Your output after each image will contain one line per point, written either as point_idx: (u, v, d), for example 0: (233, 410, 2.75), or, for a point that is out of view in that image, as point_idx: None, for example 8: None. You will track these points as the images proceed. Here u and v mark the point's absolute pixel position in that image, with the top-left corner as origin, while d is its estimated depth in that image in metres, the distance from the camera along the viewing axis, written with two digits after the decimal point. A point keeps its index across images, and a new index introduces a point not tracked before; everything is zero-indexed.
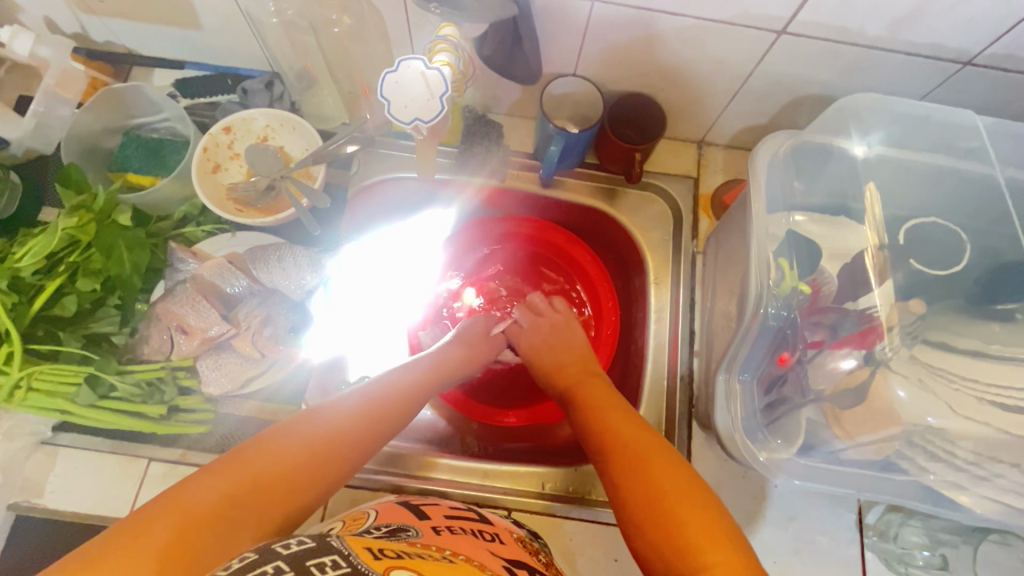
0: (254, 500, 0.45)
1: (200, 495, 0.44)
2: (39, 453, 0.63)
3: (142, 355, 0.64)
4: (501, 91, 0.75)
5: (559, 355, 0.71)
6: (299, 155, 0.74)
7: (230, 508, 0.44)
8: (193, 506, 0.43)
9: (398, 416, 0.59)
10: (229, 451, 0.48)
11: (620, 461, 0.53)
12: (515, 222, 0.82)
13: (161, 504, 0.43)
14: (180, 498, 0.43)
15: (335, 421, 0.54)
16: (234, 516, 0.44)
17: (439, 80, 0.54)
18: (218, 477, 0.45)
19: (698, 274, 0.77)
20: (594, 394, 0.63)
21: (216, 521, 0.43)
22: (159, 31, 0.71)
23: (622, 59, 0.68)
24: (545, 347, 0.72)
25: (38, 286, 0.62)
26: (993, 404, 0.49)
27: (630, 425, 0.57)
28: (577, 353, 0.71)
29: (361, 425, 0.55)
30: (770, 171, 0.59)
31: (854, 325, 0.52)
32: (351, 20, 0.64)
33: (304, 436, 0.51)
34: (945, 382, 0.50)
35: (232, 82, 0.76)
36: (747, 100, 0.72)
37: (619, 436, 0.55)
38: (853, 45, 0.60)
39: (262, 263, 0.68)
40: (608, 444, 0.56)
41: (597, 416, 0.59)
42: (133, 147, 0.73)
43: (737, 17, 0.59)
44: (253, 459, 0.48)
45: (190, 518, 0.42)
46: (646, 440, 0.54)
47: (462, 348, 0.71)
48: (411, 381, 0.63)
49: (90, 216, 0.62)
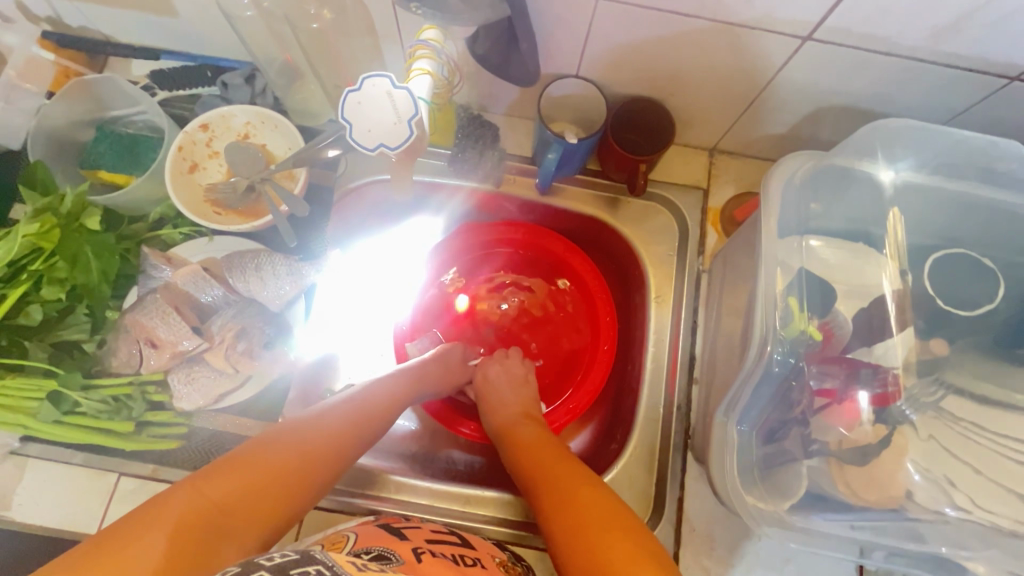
0: (239, 510, 0.44)
1: (185, 503, 0.42)
2: (7, 463, 0.61)
3: (111, 366, 0.63)
4: (497, 91, 0.69)
5: (509, 397, 0.69)
6: (282, 154, 0.70)
7: (214, 517, 0.43)
8: (177, 514, 0.41)
9: (379, 423, 0.58)
10: (215, 460, 0.47)
11: (555, 500, 0.54)
12: (511, 227, 0.76)
13: (142, 513, 0.41)
14: (163, 506, 0.42)
15: (320, 428, 0.53)
16: (219, 526, 0.42)
17: (407, 100, 0.50)
18: (202, 485, 0.44)
19: (703, 294, 0.72)
20: (529, 433, 0.64)
21: (203, 529, 0.41)
22: (132, 18, 0.66)
23: (629, 61, 0.62)
24: (495, 381, 0.70)
25: (1, 294, 0.58)
26: (1009, 459, 0.48)
27: (565, 464, 0.58)
28: (524, 397, 0.69)
29: (345, 434, 0.54)
30: (784, 197, 0.52)
31: (872, 384, 0.49)
32: (333, 13, 0.59)
33: (287, 445, 0.50)
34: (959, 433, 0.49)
35: (211, 75, 0.72)
36: (764, 108, 0.66)
37: (551, 477, 0.56)
38: (888, 54, 0.54)
39: (239, 271, 0.65)
40: (541, 484, 0.56)
41: (532, 455, 0.60)
42: (106, 144, 0.70)
43: (759, 21, 0.53)
44: (239, 468, 0.47)
45: (177, 527, 0.41)
46: (577, 478, 0.55)
47: (436, 359, 0.69)
48: (393, 389, 0.62)
49: (55, 221, 0.59)
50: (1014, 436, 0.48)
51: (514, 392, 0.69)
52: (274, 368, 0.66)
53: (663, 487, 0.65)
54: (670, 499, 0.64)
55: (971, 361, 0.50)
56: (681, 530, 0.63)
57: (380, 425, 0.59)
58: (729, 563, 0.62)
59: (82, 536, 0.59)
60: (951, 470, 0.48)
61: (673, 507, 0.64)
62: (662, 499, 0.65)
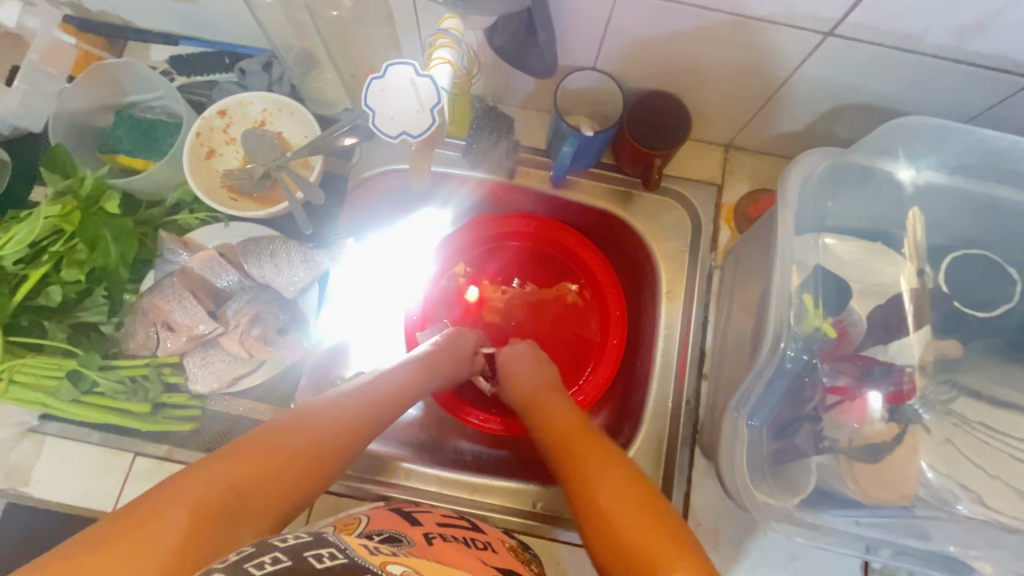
0: (251, 495, 0.46)
1: (206, 484, 0.44)
2: (26, 441, 0.62)
3: (128, 349, 0.64)
4: (513, 84, 0.69)
5: (524, 374, 0.68)
6: (297, 142, 0.70)
7: (228, 502, 0.44)
8: (193, 498, 0.43)
9: (387, 414, 0.59)
10: (231, 444, 0.48)
11: (584, 473, 0.54)
12: (522, 218, 0.77)
13: (160, 494, 0.43)
14: (180, 488, 0.43)
15: (329, 417, 0.53)
16: (233, 512, 0.44)
17: (430, 88, 0.50)
18: (217, 469, 0.46)
19: (715, 289, 0.71)
20: (558, 410, 0.63)
21: (219, 512, 0.43)
22: (152, 3, 0.67)
23: (648, 55, 0.61)
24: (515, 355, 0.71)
25: (21, 275, 0.60)
26: (1016, 459, 0.48)
27: (597, 443, 0.57)
28: (534, 371, 0.69)
29: (351, 424, 0.55)
30: (801, 194, 0.52)
31: (886, 384, 0.49)
32: (352, 2, 0.59)
33: (298, 433, 0.51)
34: (963, 431, 0.49)
35: (229, 61, 0.72)
36: (782, 105, 0.65)
37: (581, 454, 0.55)
38: (911, 52, 0.53)
39: (254, 256, 0.65)
40: (567, 456, 0.56)
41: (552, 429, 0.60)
42: (124, 128, 0.70)
43: (780, 15, 0.52)
44: (253, 454, 0.48)
45: (195, 510, 0.42)
46: (609, 459, 0.54)
47: (441, 349, 0.68)
48: (402, 381, 0.62)
49: (75, 203, 0.60)
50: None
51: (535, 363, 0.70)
52: (287, 353, 0.66)
53: (670, 482, 0.65)
54: (676, 493, 0.65)
55: (984, 362, 0.50)
56: (687, 524, 0.64)
57: (389, 416, 0.59)
58: (734, 559, 0.62)
59: (98, 513, 0.61)
60: (960, 470, 0.48)
61: (680, 501, 0.65)
62: (669, 493, 0.65)
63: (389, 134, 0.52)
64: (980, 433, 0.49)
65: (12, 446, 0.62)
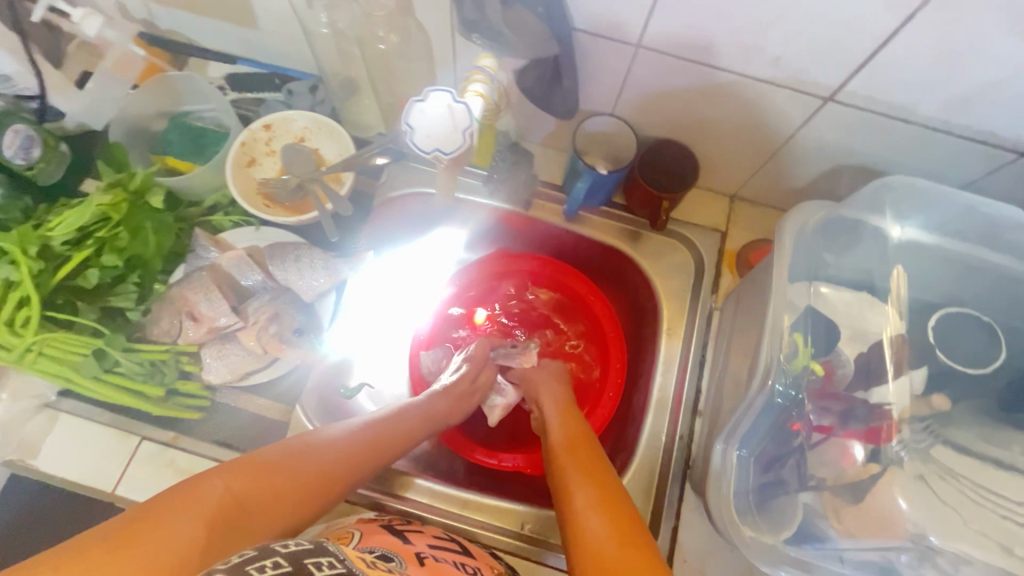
0: (255, 508, 0.48)
1: (218, 493, 0.46)
2: (41, 415, 0.64)
3: (151, 335, 0.66)
4: (536, 123, 0.75)
5: (550, 387, 0.72)
6: (333, 159, 0.76)
7: (234, 511, 0.46)
8: (204, 506, 0.44)
9: (398, 447, 0.61)
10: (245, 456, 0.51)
11: (575, 501, 0.55)
12: (541, 260, 0.81)
13: (176, 497, 0.44)
14: (194, 493, 0.45)
15: (343, 443, 0.56)
16: (236, 522, 0.46)
17: (464, 112, 0.56)
18: (229, 479, 0.48)
19: (714, 330, 0.74)
20: (572, 437, 0.63)
21: (227, 521, 0.45)
22: (217, 26, 0.74)
23: (661, 107, 0.67)
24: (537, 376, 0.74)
25: (65, 255, 0.63)
26: (1007, 520, 0.47)
27: (600, 474, 0.57)
28: (563, 388, 0.72)
29: (360, 453, 0.57)
30: (798, 243, 0.55)
31: (863, 420, 0.51)
32: (398, 38, 0.65)
33: (310, 458, 0.53)
34: (961, 491, 0.49)
35: (279, 82, 0.79)
36: (784, 161, 0.70)
37: (574, 486, 0.56)
38: (905, 121, 0.58)
39: (279, 259, 0.69)
40: (569, 481, 0.57)
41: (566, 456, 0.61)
42: (177, 133, 0.76)
43: (784, 79, 0.58)
44: (262, 470, 0.50)
45: (205, 516, 0.44)
46: (604, 492, 0.55)
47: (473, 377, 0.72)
48: (420, 415, 0.64)
49: (125, 195, 0.66)
50: (1016, 499, 0.48)
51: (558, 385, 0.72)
52: (301, 353, 0.68)
53: (658, 515, 0.66)
54: (663, 527, 0.65)
55: (971, 417, 0.52)
56: (673, 560, 0.64)
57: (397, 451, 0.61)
58: None
59: (98, 492, 0.62)
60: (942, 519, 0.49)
61: (667, 535, 0.65)
62: (656, 527, 0.66)
63: (425, 151, 0.57)
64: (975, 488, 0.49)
65: (27, 419, 0.64)
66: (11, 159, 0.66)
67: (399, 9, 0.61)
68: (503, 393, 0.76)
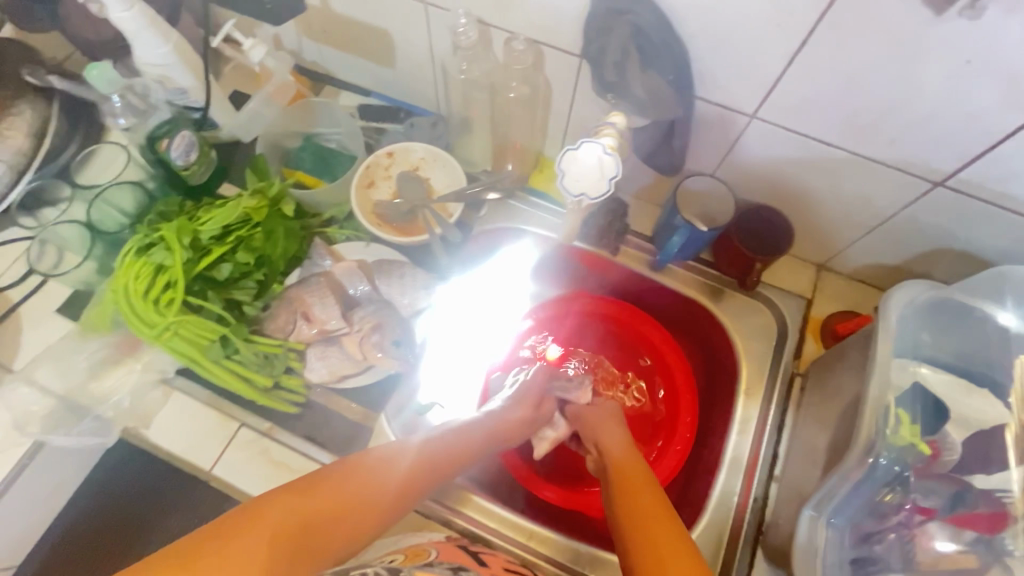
0: (321, 531, 0.45)
1: (285, 513, 0.44)
2: (158, 389, 0.70)
3: (267, 329, 0.72)
4: (636, 176, 0.79)
5: (610, 436, 0.70)
6: (440, 189, 0.82)
7: (301, 533, 0.44)
8: (273, 527, 0.42)
9: (456, 466, 0.60)
10: (305, 475, 0.49)
11: (642, 543, 0.53)
12: (620, 306, 0.84)
13: (245, 515, 0.42)
14: (262, 513, 0.42)
15: (402, 461, 0.55)
16: (304, 547, 0.43)
17: (613, 163, 0.59)
18: (296, 500, 0.45)
19: (794, 397, 0.74)
20: (639, 480, 0.62)
21: (296, 540, 0.43)
22: (359, 63, 0.83)
23: (763, 174, 0.70)
24: (591, 419, 0.73)
25: (207, 248, 0.71)
26: None
27: (665, 518, 0.55)
28: (624, 434, 0.71)
29: (422, 470, 0.56)
30: (902, 320, 0.56)
31: (984, 505, 0.49)
32: (526, 88, 0.72)
33: (370, 477, 0.51)
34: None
35: (403, 116, 0.86)
36: (881, 238, 0.71)
37: (655, 534, 0.53)
38: (1017, 214, 0.59)
39: (387, 275, 0.75)
40: (629, 518, 0.57)
41: (633, 498, 0.59)
42: (308, 152, 0.85)
43: (896, 161, 0.60)
44: (327, 486, 0.48)
45: (275, 534, 0.42)
46: (676, 542, 0.52)
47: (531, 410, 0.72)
48: (480, 434, 0.65)
49: (265, 201, 0.74)
50: None
51: (618, 432, 0.71)
52: (398, 364, 0.72)
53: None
54: None
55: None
56: None
57: (452, 470, 0.60)
58: None
59: (197, 469, 0.68)
60: None
61: None
62: None
63: (570, 192, 0.61)
64: None
65: (147, 392, 0.69)
66: (173, 159, 0.75)
67: (533, 64, 0.67)
68: (554, 426, 0.77)
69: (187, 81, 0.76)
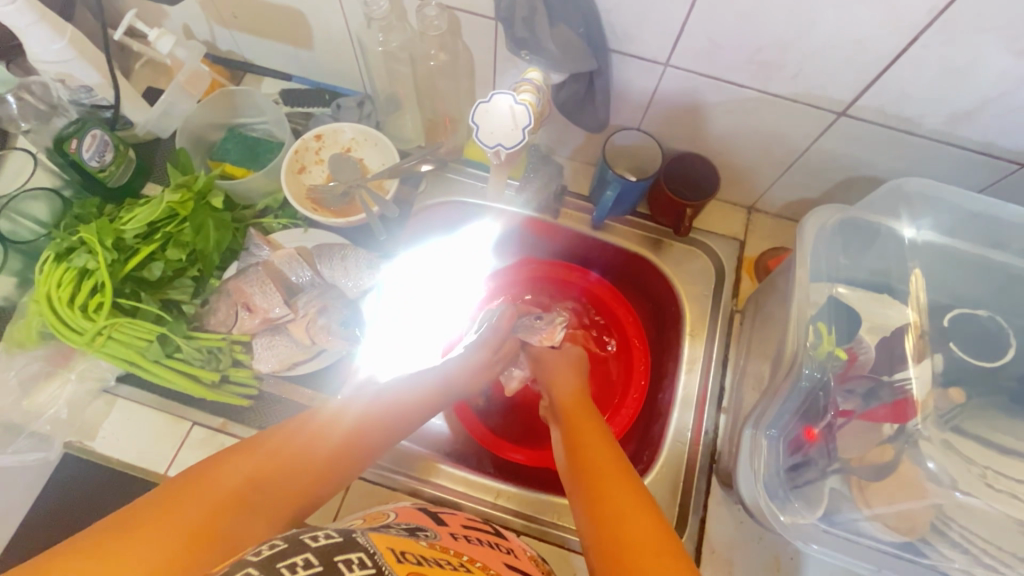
0: (268, 490, 0.45)
1: (224, 478, 0.43)
2: (99, 400, 0.68)
3: (208, 324, 0.71)
4: (566, 137, 0.80)
5: (567, 377, 0.72)
6: (375, 168, 0.81)
7: (245, 494, 0.43)
8: (211, 492, 0.42)
9: (410, 422, 0.59)
10: (252, 439, 0.48)
11: (588, 475, 0.54)
12: (583, 272, 0.85)
13: (183, 483, 0.42)
14: (201, 481, 0.43)
15: (355, 417, 0.54)
16: (247, 505, 0.43)
17: (524, 113, 0.60)
18: (239, 463, 0.45)
19: (735, 332, 0.78)
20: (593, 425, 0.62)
21: (231, 508, 0.42)
22: (276, 47, 0.81)
23: (684, 121, 0.72)
24: (556, 361, 0.75)
25: (135, 248, 0.70)
26: None
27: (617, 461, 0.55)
28: (581, 379, 0.72)
29: (370, 429, 0.55)
30: (815, 246, 0.60)
31: (889, 395, 0.53)
32: (446, 56, 0.72)
33: (320, 435, 0.50)
34: (988, 480, 0.50)
35: (328, 97, 0.85)
36: (800, 173, 0.75)
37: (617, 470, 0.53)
38: (912, 134, 0.63)
39: (327, 258, 0.74)
40: (582, 453, 0.57)
41: (593, 439, 0.59)
42: (233, 142, 0.83)
43: (801, 95, 0.63)
44: (265, 453, 0.47)
45: (207, 504, 0.41)
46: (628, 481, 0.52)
47: (488, 355, 0.73)
48: (437, 385, 0.65)
49: (190, 195, 0.72)
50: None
51: (574, 373, 0.73)
52: (347, 345, 0.72)
53: (686, 507, 0.68)
54: (691, 519, 0.67)
55: (991, 411, 0.53)
56: (701, 549, 0.66)
57: (412, 421, 0.59)
58: None
59: (150, 474, 0.65)
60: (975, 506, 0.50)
61: (695, 527, 0.67)
62: (684, 518, 0.67)
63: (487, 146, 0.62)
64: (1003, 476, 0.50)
65: (87, 403, 0.67)
66: (87, 161, 0.71)
67: (449, 30, 0.68)
68: (520, 366, 0.80)
69: (93, 78, 0.73)
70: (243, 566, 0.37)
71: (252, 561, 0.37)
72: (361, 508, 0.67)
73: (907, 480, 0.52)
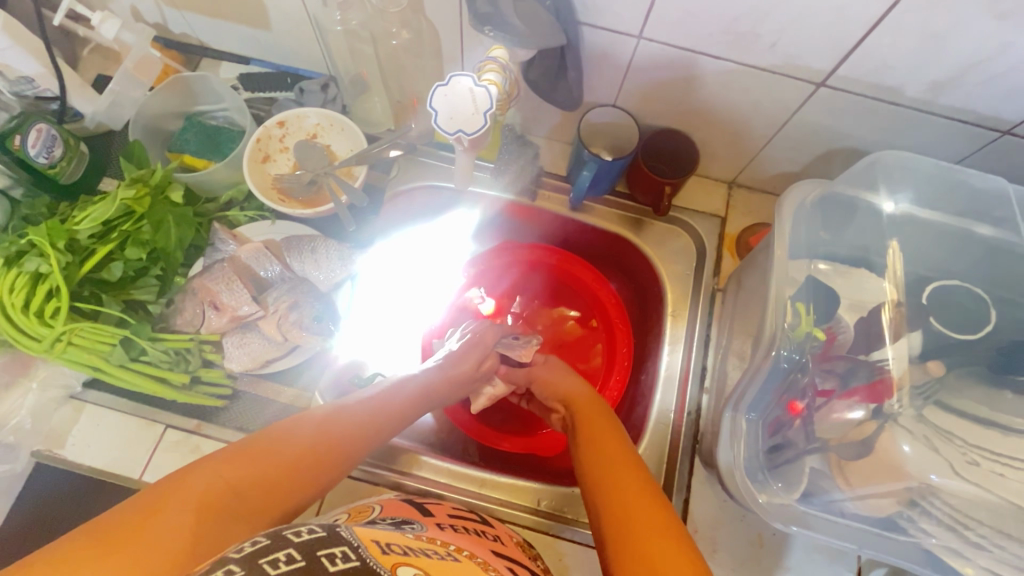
0: (255, 492, 0.43)
1: (206, 483, 0.42)
2: (67, 406, 0.66)
3: (174, 325, 0.70)
4: (541, 116, 0.77)
5: (569, 384, 0.70)
6: (344, 154, 0.77)
7: (229, 497, 0.42)
8: (195, 494, 0.41)
9: (399, 417, 0.58)
10: (234, 442, 0.46)
11: (601, 471, 0.54)
12: (594, 274, 0.83)
13: (165, 487, 0.41)
14: (184, 485, 0.41)
15: (344, 415, 0.53)
16: (233, 507, 0.42)
17: (485, 97, 0.58)
18: (220, 469, 0.43)
19: (716, 311, 0.76)
20: (600, 421, 0.62)
21: (217, 511, 0.41)
22: (231, 28, 0.77)
23: (662, 95, 0.70)
24: (546, 373, 0.72)
25: (90, 249, 0.68)
26: (1010, 478, 0.48)
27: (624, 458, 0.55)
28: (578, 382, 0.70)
29: (366, 426, 0.53)
30: (795, 219, 0.59)
31: (866, 376, 0.53)
32: (410, 34, 0.68)
33: (303, 432, 0.49)
34: (965, 456, 0.50)
35: (290, 81, 0.82)
36: (782, 146, 0.73)
37: (621, 469, 0.54)
38: (893, 103, 0.62)
39: (296, 252, 0.72)
40: (596, 449, 0.57)
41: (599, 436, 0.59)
42: (192, 132, 0.78)
43: (779, 66, 0.61)
44: (253, 456, 0.45)
45: (191, 506, 0.40)
46: (636, 479, 0.53)
47: (474, 364, 0.69)
48: (424, 384, 0.63)
49: (146, 190, 0.69)
50: (1007, 453, 0.49)
51: (574, 380, 0.70)
52: (320, 341, 0.70)
53: (670, 486, 0.68)
54: (676, 498, 0.67)
55: (969, 385, 0.53)
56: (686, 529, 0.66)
57: (402, 417, 0.58)
58: (731, 565, 0.64)
59: (125, 480, 0.63)
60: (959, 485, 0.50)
61: (679, 506, 0.67)
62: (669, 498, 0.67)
63: (447, 131, 0.59)
64: (979, 450, 0.50)
65: (55, 410, 0.66)
66: (34, 158, 0.67)
67: (410, 6, 0.64)
68: (494, 384, 0.74)
69: (32, 67, 0.69)
70: (221, 564, 0.32)
71: (233, 558, 0.33)
72: (343, 503, 0.66)
73: (887, 460, 0.51)
